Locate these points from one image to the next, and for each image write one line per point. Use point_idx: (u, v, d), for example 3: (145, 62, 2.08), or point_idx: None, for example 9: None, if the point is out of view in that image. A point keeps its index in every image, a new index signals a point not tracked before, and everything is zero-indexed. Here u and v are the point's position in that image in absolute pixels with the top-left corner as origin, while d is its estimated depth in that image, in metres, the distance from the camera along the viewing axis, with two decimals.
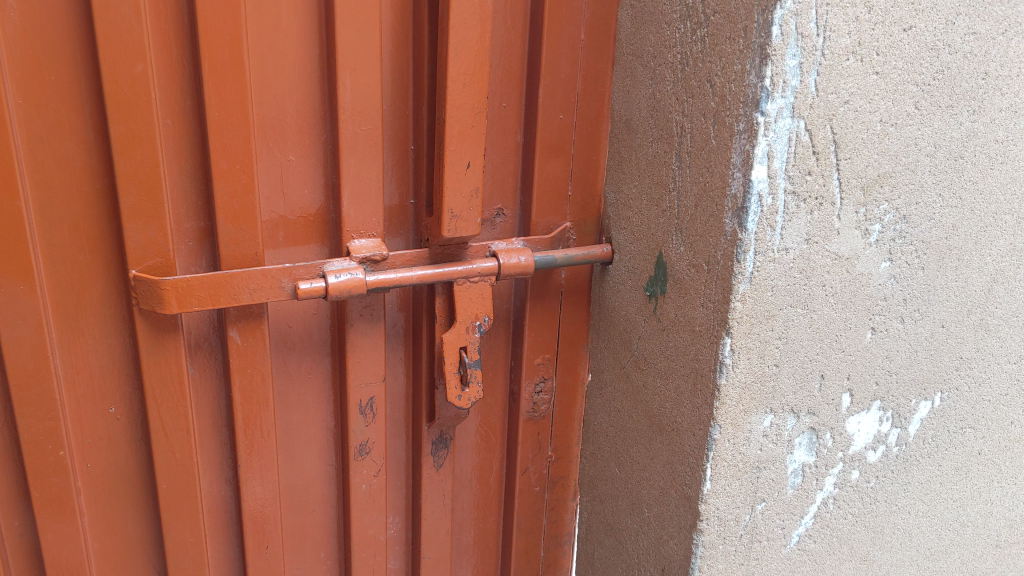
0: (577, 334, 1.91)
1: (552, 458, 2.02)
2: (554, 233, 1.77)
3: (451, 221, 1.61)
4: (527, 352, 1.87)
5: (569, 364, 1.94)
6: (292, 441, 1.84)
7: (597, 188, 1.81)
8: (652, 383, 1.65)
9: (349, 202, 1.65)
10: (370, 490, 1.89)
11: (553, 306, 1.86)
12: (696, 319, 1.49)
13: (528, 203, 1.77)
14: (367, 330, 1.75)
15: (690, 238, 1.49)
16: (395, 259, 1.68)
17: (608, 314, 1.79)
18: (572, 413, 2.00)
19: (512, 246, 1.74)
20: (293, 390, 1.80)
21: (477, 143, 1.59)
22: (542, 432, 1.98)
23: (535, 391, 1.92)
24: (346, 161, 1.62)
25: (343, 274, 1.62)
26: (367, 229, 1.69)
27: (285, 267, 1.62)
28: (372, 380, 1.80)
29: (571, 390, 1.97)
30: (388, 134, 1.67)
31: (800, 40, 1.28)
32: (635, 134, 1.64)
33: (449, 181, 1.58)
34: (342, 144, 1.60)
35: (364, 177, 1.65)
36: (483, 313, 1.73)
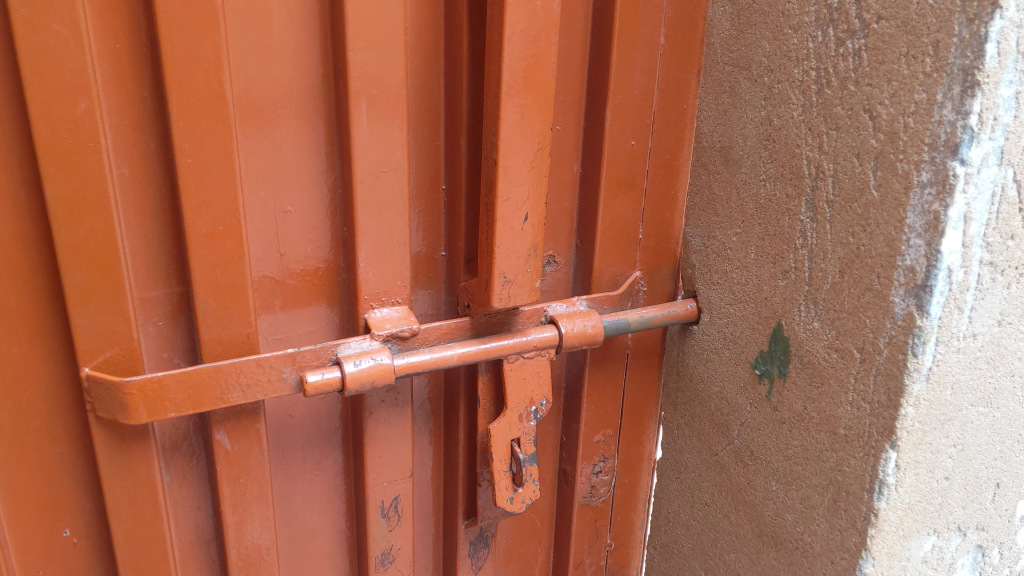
0: (643, 402, 1.55)
1: (611, 546, 1.66)
2: (623, 287, 1.40)
3: (501, 288, 1.22)
4: (585, 429, 1.51)
5: (634, 438, 1.58)
6: (297, 554, 1.46)
7: (675, 227, 1.43)
8: (762, 483, 1.31)
9: (369, 265, 1.26)
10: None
11: (616, 373, 1.49)
12: (840, 417, 1.14)
13: (588, 251, 1.39)
14: (390, 418, 1.38)
15: (830, 314, 1.13)
16: (428, 333, 1.29)
17: (690, 385, 1.43)
18: (637, 493, 1.65)
19: (572, 308, 1.36)
20: (297, 494, 1.42)
21: (536, 188, 1.20)
22: (600, 519, 1.62)
23: (593, 473, 1.56)
24: (362, 214, 1.22)
25: (364, 359, 1.23)
26: (390, 296, 1.30)
27: (287, 352, 1.21)
28: (397, 477, 1.43)
29: (635, 467, 1.61)
30: (413, 173, 1.27)
31: (1019, 60, 0.91)
32: (735, 167, 1.26)
33: (501, 239, 1.19)
34: (356, 193, 1.21)
35: (385, 232, 1.25)
36: (540, 395, 1.35)
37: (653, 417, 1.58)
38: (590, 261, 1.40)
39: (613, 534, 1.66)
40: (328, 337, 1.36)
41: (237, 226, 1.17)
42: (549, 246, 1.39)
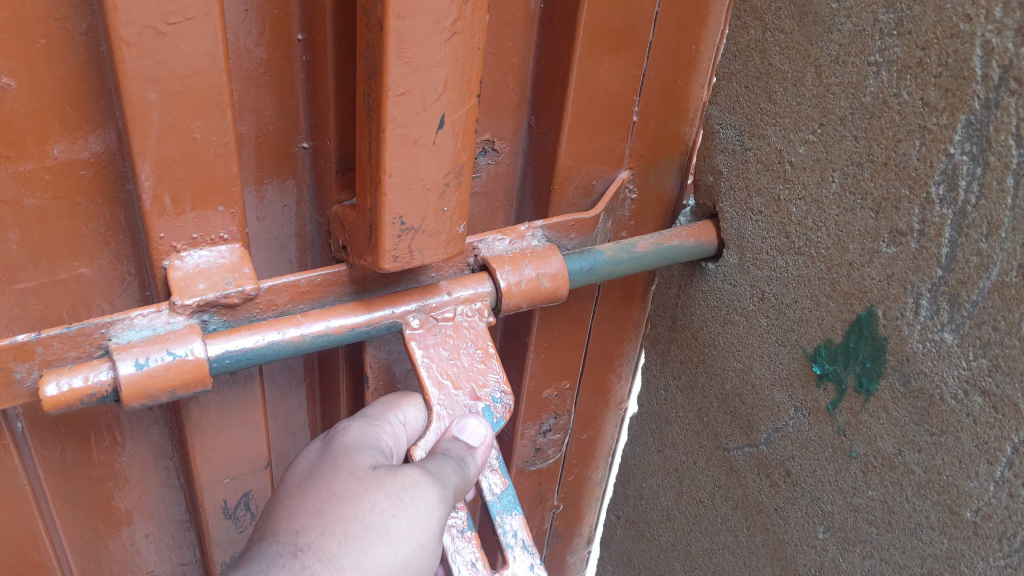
0: (614, 340, 1.07)
1: (558, 507, 1.24)
2: (606, 203, 0.89)
3: (398, 242, 0.70)
4: (532, 385, 1.03)
5: (597, 384, 1.11)
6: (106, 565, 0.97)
7: (682, 98, 0.90)
8: (800, 521, 0.85)
9: (165, 185, 0.70)
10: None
11: (579, 309, 0.99)
12: (970, 494, 0.66)
13: (548, 139, 0.86)
14: (228, 400, 0.87)
15: (981, 329, 0.63)
16: (275, 295, 0.75)
17: (693, 344, 0.94)
18: (598, 441, 1.21)
19: (518, 244, 0.83)
20: (91, 499, 0.90)
21: (463, 67, 0.64)
22: (545, 481, 1.18)
23: (540, 433, 1.10)
24: (139, 100, 0.65)
25: (154, 347, 0.67)
26: (207, 231, 0.75)
27: (20, 338, 0.65)
28: (247, 470, 0.94)
29: (593, 414, 1.15)
30: (236, 15, 0.70)
31: None
32: (818, 29, 0.71)
33: (393, 163, 0.65)
34: (125, 64, 0.62)
35: (190, 128, 0.69)
36: (484, 379, 0.76)
37: (625, 356, 1.11)
38: (549, 153, 0.86)
39: (562, 493, 1.24)
40: (114, 282, 0.80)
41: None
42: (481, 132, 0.84)
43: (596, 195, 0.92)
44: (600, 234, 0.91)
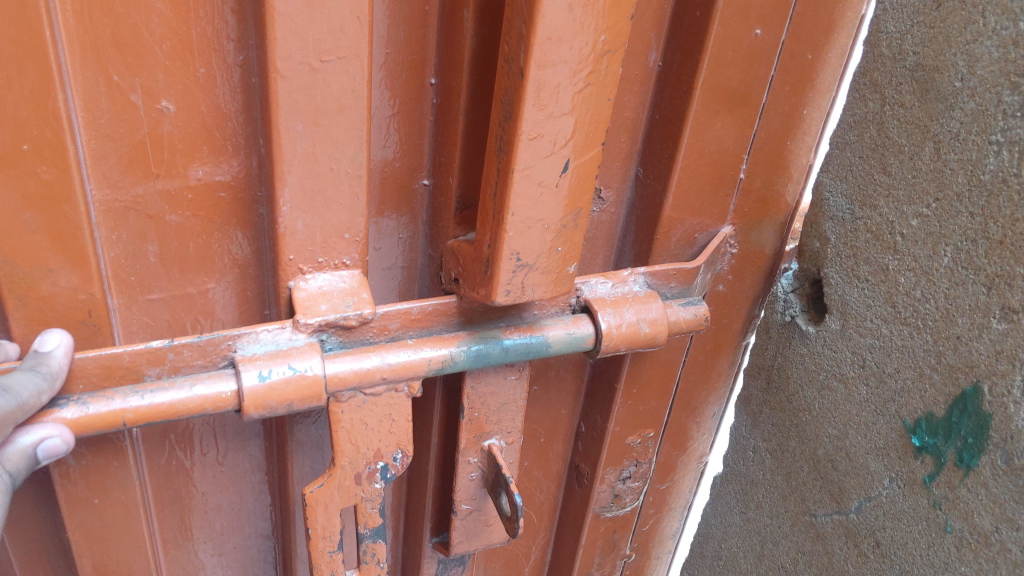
0: (700, 390, 1.09)
1: (629, 556, 1.25)
2: (706, 258, 0.91)
3: (512, 278, 0.72)
4: (617, 431, 1.04)
5: (680, 433, 1.13)
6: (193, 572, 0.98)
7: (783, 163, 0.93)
8: None
9: (299, 212, 0.73)
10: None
11: (670, 359, 1.01)
12: None
13: (655, 191, 0.88)
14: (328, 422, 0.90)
15: None
16: (387, 320, 0.77)
17: (787, 407, 0.95)
18: (676, 489, 1.22)
19: (620, 289, 0.87)
20: (187, 503, 0.92)
21: (592, 114, 0.68)
22: (620, 529, 1.19)
23: (619, 479, 1.11)
24: (287, 131, 0.68)
25: (274, 363, 0.69)
26: (331, 256, 0.77)
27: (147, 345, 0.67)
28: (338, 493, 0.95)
29: (671, 463, 1.17)
30: (378, 58, 0.74)
31: None
32: (940, 107, 0.72)
33: (518, 202, 0.68)
34: (277, 96, 0.65)
35: (327, 160, 0.71)
36: (390, 445, 0.80)
37: (708, 408, 1.13)
38: (656, 205, 0.88)
39: (634, 542, 1.24)
40: (235, 301, 0.80)
41: (56, 144, 0.60)
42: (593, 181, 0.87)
43: (698, 247, 0.94)
44: (699, 286, 0.93)
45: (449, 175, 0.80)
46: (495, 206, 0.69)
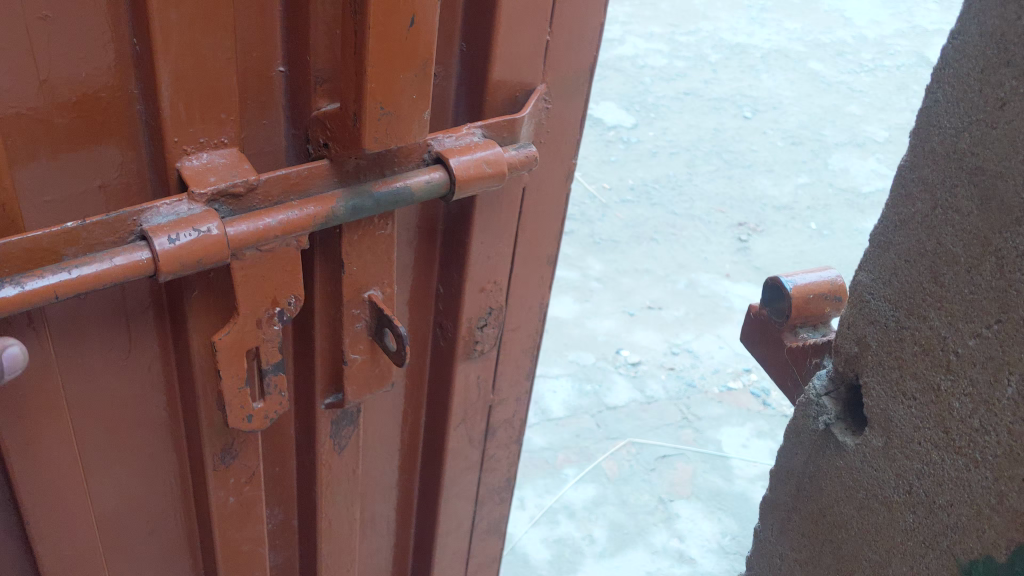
0: (548, 240, 1.27)
1: (494, 404, 1.40)
2: (526, 108, 1.07)
3: (381, 129, 0.86)
4: (470, 273, 1.19)
5: (516, 309, 1.32)
6: (126, 484, 1.01)
7: (568, 24, 1.08)
8: None
9: (179, 93, 0.81)
10: (257, 544, 1.14)
11: (511, 194, 1.16)
12: None
13: (480, 59, 1.03)
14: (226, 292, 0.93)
15: None
16: (270, 187, 0.85)
17: (820, 520, 0.86)
18: (515, 375, 1.40)
19: (462, 139, 0.99)
20: (83, 387, 0.91)
21: None
22: (483, 374, 1.34)
23: (476, 326, 1.25)
24: (164, 21, 0.77)
25: (182, 233, 0.79)
26: (208, 135, 0.85)
27: (73, 224, 0.76)
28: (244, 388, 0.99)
29: (521, 304, 1.32)
30: None
31: None
32: (1008, 222, 0.64)
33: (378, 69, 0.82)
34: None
35: (201, 46, 0.80)
36: (287, 292, 0.91)
37: (544, 250, 1.28)
38: (482, 68, 1.04)
39: (497, 393, 1.39)
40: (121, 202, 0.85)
41: None
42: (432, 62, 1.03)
43: (519, 103, 1.09)
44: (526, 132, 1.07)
45: (299, 47, 0.88)
46: (355, 78, 0.83)
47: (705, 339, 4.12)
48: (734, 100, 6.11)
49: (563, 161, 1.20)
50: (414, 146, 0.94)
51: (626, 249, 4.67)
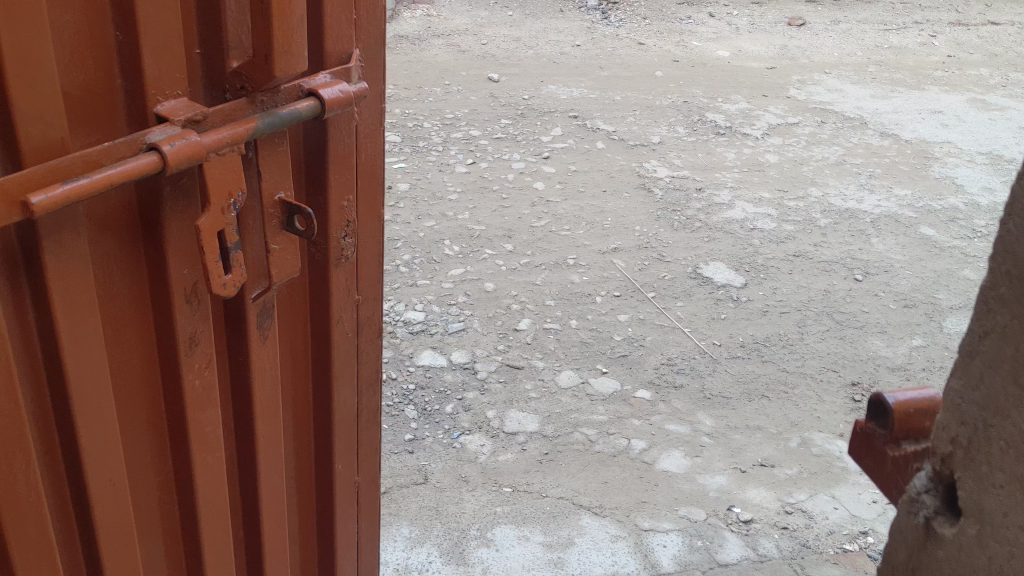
0: (342, 154, 1.73)
1: (359, 301, 1.95)
2: (342, 73, 1.63)
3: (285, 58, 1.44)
4: (332, 196, 1.75)
5: (363, 226, 1.90)
6: (122, 339, 1.45)
7: (371, 29, 1.74)
8: None
9: (146, 64, 1.31)
10: (216, 427, 1.64)
11: (343, 134, 1.71)
12: None
13: (318, 34, 1.61)
14: (182, 195, 1.41)
15: None
16: (213, 116, 1.36)
17: None
18: (371, 280, 1.99)
19: (324, 81, 1.57)
20: (93, 258, 1.34)
21: None
22: (348, 276, 1.88)
23: (341, 238, 1.82)
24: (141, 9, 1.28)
25: (175, 140, 1.29)
26: (171, 90, 1.36)
27: (100, 146, 1.24)
28: (189, 259, 1.47)
29: (369, 220, 1.91)
30: None
31: None
32: None
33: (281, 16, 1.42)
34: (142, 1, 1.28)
35: (158, 37, 1.32)
36: (238, 189, 1.41)
37: (369, 174, 1.86)
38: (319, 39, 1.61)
39: (357, 291, 1.94)
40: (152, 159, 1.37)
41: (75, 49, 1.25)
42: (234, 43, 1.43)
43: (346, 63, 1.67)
44: (357, 81, 1.68)
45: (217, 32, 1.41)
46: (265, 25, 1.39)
47: (819, 500, 4.09)
48: (844, 263, 6.20)
49: (379, 96, 1.81)
50: (290, 88, 1.50)
51: (736, 406, 4.71)
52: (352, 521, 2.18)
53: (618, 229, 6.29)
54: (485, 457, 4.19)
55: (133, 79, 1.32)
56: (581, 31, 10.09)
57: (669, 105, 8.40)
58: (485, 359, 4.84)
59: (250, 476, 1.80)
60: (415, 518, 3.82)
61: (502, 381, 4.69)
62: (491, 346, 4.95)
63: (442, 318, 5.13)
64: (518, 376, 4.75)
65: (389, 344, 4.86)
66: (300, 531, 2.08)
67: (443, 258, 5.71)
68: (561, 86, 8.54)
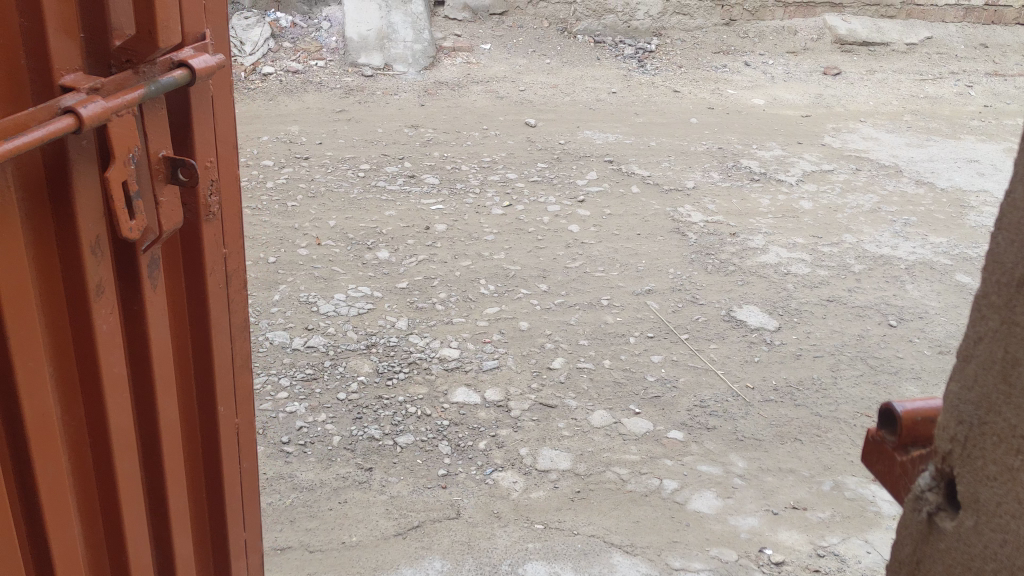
0: (204, 118, 1.95)
1: (229, 255, 2.15)
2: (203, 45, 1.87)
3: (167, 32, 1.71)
4: (200, 154, 1.96)
5: (225, 185, 2.11)
6: (36, 280, 1.66)
7: (218, 14, 1.98)
8: None
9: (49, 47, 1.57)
10: (118, 364, 1.86)
11: (205, 100, 1.94)
12: None
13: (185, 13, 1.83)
14: (83, 150, 1.64)
15: None
16: (110, 85, 1.62)
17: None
18: (235, 233, 2.17)
19: (201, 56, 1.83)
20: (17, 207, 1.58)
21: None
22: (218, 230, 2.08)
23: (210, 194, 2.02)
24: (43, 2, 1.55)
25: (89, 104, 1.56)
26: (70, 67, 1.61)
27: (26, 112, 1.48)
28: (90, 210, 1.70)
29: (229, 182, 2.13)
30: None
31: None
32: None
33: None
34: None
35: (56, 23, 1.58)
36: (134, 144, 1.69)
37: (227, 137, 2.08)
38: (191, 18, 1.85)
39: (228, 245, 2.14)
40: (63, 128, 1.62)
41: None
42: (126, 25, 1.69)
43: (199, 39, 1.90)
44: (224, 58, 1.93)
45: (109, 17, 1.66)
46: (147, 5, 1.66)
47: (852, 544, 4.11)
48: (879, 308, 6.22)
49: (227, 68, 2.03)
50: (164, 61, 1.75)
51: (769, 448, 4.74)
52: (236, 457, 2.34)
53: (652, 271, 6.36)
54: (518, 493, 4.25)
55: (36, 59, 1.57)
56: (618, 79, 10.26)
57: (705, 150, 8.50)
58: (519, 396, 4.92)
59: (151, 422, 2.01)
60: (448, 552, 3.89)
61: (535, 420, 4.76)
62: (525, 383, 5.02)
63: (476, 355, 5.22)
64: (551, 414, 4.81)
65: (424, 379, 4.96)
66: (195, 472, 2.25)
67: (478, 297, 5.82)
68: (598, 130, 8.69)
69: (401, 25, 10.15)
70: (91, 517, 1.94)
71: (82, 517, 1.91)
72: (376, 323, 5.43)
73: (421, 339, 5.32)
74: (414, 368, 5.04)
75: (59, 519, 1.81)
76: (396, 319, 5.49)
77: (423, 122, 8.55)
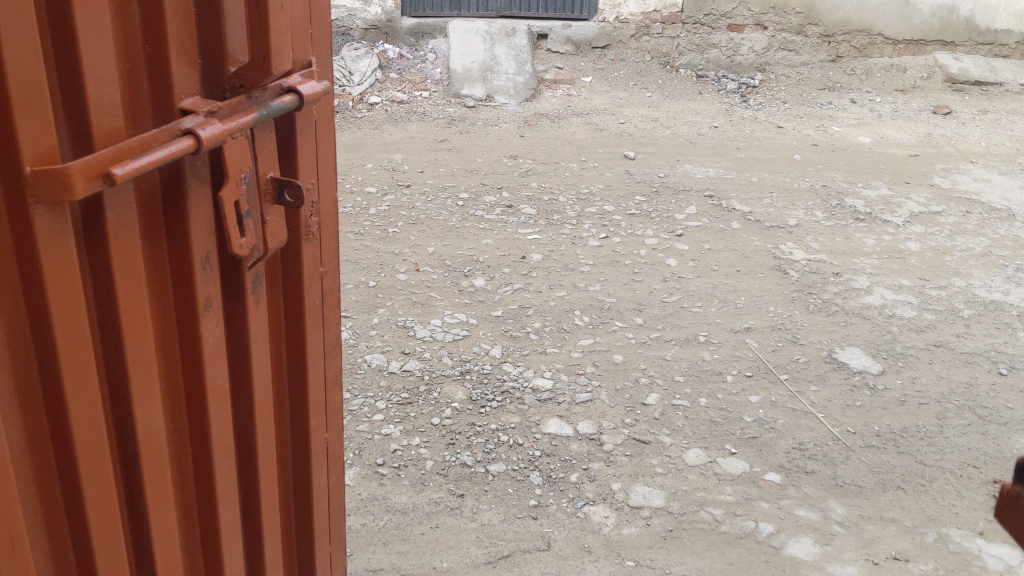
0: (308, 140, 1.99)
1: (325, 274, 2.18)
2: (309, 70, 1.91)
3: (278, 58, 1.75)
4: (303, 175, 2.00)
5: (324, 205, 2.14)
6: (152, 293, 1.70)
7: (323, 40, 2.02)
8: None
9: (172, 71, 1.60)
10: (222, 378, 1.89)
11: (309, 123, 1.98)
12: None
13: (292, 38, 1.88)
14: (197, 169, 1.69)
15: None
16: (224, 108, 1.67)
17: None
18: (332, 254, 2.21)
19: (307, 82, 1.88)
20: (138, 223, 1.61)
21: None
22: (316, 249, 2.12)
23: (309, 214, 2.06)
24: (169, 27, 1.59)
25: (207, 126, 1.60)
26: (189, 90, 1.64)
27: (150, 133, 1.53)
28: (204, 227, 1.73)
29: (329, 203, 2.17)
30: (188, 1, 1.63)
31: None
32: None
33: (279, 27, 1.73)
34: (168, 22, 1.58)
35: (180, 49, 1.61)
36: (244, 165, 1.73)
37: (328, 158, 2.11)
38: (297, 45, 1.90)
39: (324, 265, 2.18)
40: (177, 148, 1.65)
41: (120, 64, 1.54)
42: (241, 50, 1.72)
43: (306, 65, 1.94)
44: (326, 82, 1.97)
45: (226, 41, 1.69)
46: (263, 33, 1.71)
47: None
48: (988, 355, 6.00)
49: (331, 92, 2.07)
50: (273, 86, 1.80)
51: (870, 495, 4.59)
52: (324, 469, 2.36)
53: (751, 309, 6.25)
54: (609, 528, 4.19)
55: (157, 82, 1.60)
56: (720, 114, 10.17)
57: (808, 188, 8.35)
58: (612, 430, 4.86)
59: (248, 436, 2.03)
60: None
61: (628, 455, 4.70)
62: (618, 418, 4.97)
63: (571, 387, 5.19)
64: (644, 449, 4.75)
65: (517, 409, 4.95)
66: (285, 486, 2.28)
67: (574, 329, 5.79)
68: (698, 165, 8.62)
69: (504, 58, 10.29)
70: (192, 529, 1.95)
71: (182, 528, 1.93)
72: (471, 351, 5.45)
73: (515, 368, 5.31)
74: (507, 398, 5.03)
75: (165, 528, 1.84)
76: (491, 348, 5.50)
77: (523, 153, 8.60)
